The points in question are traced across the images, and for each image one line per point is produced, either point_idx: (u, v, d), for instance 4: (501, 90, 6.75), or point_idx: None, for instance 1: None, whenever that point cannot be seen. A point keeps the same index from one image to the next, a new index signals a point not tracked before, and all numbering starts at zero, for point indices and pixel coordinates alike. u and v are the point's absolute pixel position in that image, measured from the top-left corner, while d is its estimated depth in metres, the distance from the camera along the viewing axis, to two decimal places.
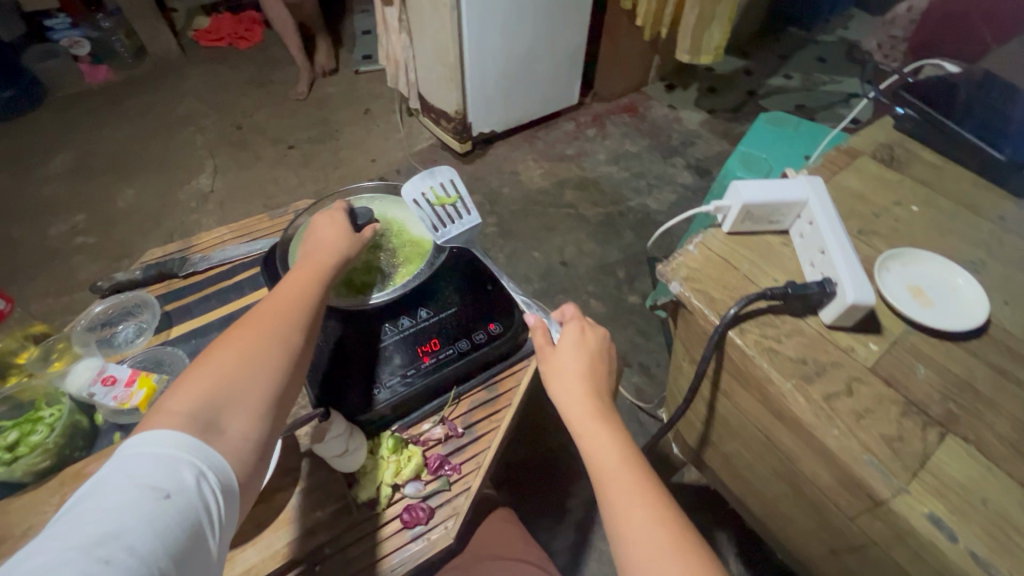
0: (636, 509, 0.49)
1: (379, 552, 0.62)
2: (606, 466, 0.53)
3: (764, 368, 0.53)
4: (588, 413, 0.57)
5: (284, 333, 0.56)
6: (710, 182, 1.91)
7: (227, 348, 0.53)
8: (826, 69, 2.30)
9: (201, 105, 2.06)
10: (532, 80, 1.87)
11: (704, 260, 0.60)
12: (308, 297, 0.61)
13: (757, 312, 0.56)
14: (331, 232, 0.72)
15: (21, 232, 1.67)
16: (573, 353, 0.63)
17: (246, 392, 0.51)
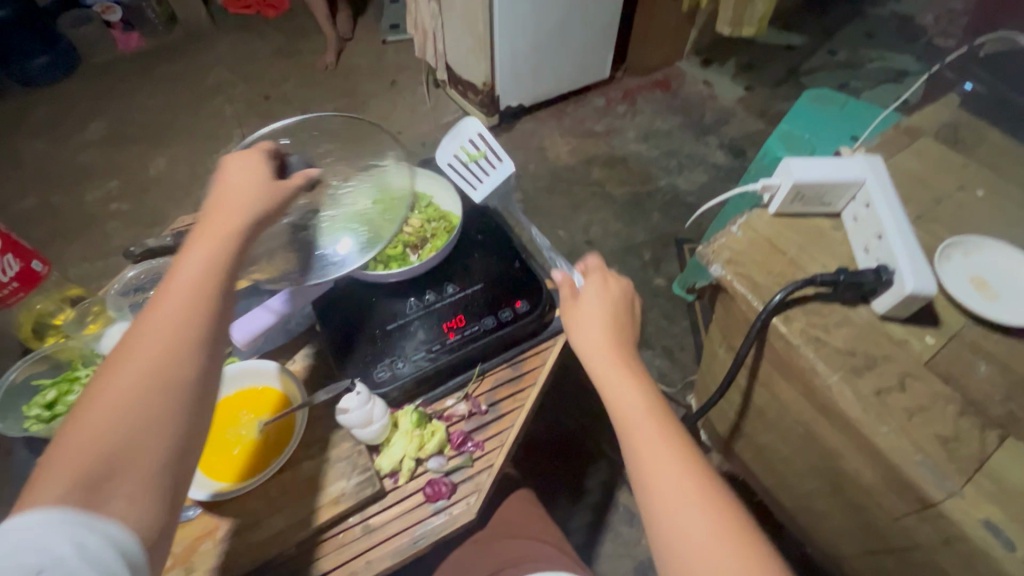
0: (661, 458, 0.49)
1: (402, 523, 0.62)
2: (630, 415, 0.53)
3: (809, 359, 0.50)
4: (611, 365, 0.57)
5: (180, 348, 0.46)
6: (744, 163, 1.84)
7: (109, 390, 0.43)
8: (875, 44, 2.17)
9: (229, 74, 2.06)
10: (563, 53, 1.80)
11: (748, 243, 0.57)
12: (208, 288, 0.49)
13: (802, 298, 0.53)
14: (241, 185, 0.57)
15: (58, 196, 1.71)
16: (595, 307, 0.62)
17: (130, 433, 0.42)
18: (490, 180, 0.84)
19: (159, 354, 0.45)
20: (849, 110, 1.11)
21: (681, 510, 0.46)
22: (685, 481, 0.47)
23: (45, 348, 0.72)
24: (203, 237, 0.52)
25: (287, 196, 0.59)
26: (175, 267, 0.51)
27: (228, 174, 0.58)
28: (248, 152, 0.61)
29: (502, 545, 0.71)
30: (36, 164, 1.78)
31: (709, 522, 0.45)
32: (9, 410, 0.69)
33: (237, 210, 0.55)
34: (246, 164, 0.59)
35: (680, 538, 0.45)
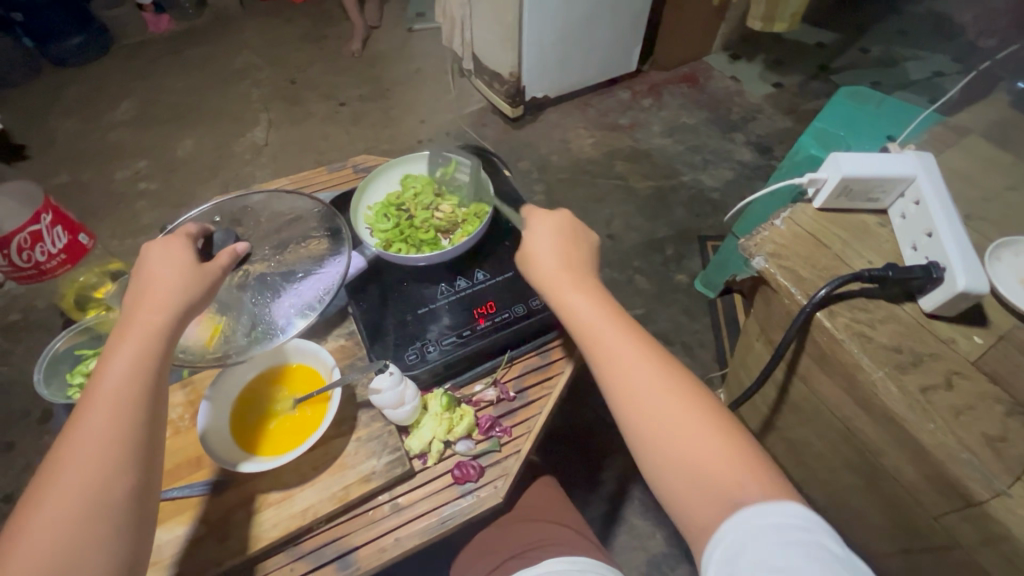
0: (628, 364, 0.50)
1: (431, 503, 0.63)
2: (589, 326, 0.54)
3: (854, 354, 0.50)
4: (566, 282, 0.57)
5: (110, 472, 0.46)
6: (770, 160, 1.81)
7: (40, 527, 0.43)
8: (909, 43, 2.12)
9: (257, 58, 2.08)
10: (591, 44, 1.79)
11: (792, 236, 0.57)
12: (135, 400, 0.49)
13: (848, 294, 0.53)
14: (163, 283, 0.55)
15: (89, 174, 1.74)
16: (541, 230, 0.62)
17: (88, 522, 0.44)
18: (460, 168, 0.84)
19: (87, 481, 0.45)
20: (885, 108, 1.09)
21: (655, 408, 0.47)
22: (657, 385, 0.48)
23: (89, 320, 0.74)
24: (131, 327, 0.52)
25: (212, 286, 0.58)
26: (102, 363, 0.51)
27: (149, 268, 0.56)
28: (169, 239, 0.59)
29: (527, 528, 0.71)
30: (67, 142, 1.82)
31: (685, 416, 0.46)
32: (52, 377, 0.71)
33: (159, 307, 0.53)
34: (171, 243, 0.58)
35: (660, 436, 0.46)
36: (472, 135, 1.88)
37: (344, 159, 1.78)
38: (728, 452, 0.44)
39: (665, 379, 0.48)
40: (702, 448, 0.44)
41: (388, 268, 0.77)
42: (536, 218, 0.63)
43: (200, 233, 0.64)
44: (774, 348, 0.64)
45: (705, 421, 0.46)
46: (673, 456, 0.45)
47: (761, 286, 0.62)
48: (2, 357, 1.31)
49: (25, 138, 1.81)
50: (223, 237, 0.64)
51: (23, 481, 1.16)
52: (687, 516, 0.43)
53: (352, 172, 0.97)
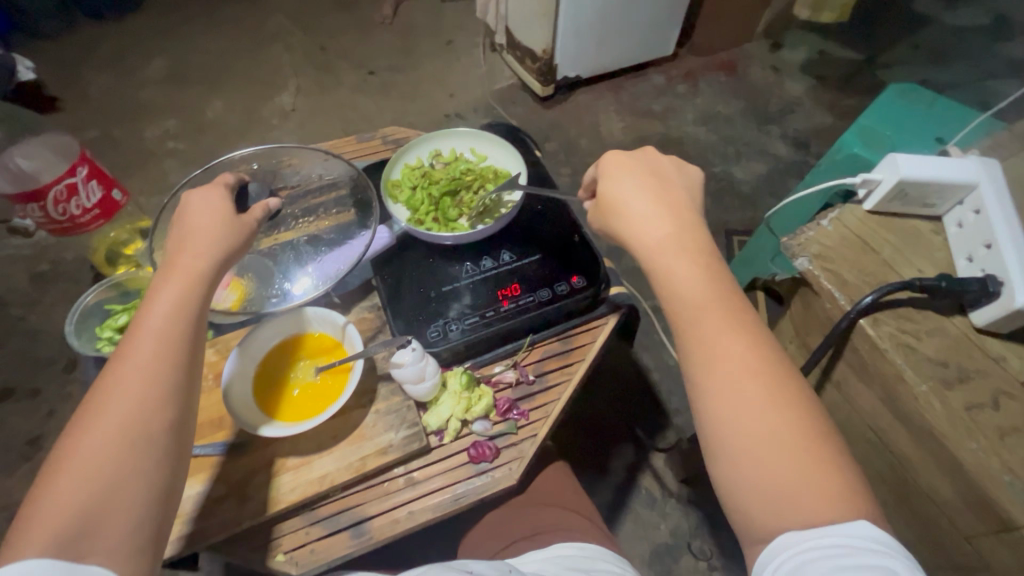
0: (721, 350, 0.44)
1: (446, 480, 0.63)
2: (685, 300, 0.47)
3: (897, 364, 0.48)
4: (659, 245, 0.50)
5: (153, 408, 0.46)
6: (805, 157, 1.76)
7: (84, 452, 0.43)
8: (963, 42, 2.02)
9: (288, 22, 2.05)
10: (629, 25, 1.73)
11: (839, 239, 0.55)
12: (184, 335, 0.49)
13: (895, 302, 0.51)
14: (204, 224, 0.55)
15: (119, 130, 1.75)
16: (639, 183, 0.54)
17: (135, 451, 0.44)
18: (495, 152, 0.85)
19: (133, 412, 0.45)
20: (936, 110, 1.04)
21: (731, 402, 0.43)
22: (745, 381, 0.43)
23: (117, 276, 0.75)
24: (173, 273, 0.52)
25: (250, 235, 0.58)
26: (146, 304, 0.50)
27: (192, 209, 0.56)
28: (212, 186, 0.59)
29: (541, 512, 0.71)
30: (99, 96, 1.83)
31: (777, 424, 0.41)
32: (83, 329, 0.72)
33: (209, 248, 0.54)
34: (216, 192, 0.58)
35: (731, 434, 0.42)
36: (501, 112, 1.85)
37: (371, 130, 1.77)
38: (815, 472, 0.39)
39: (758, 375, 0.43)
40: (785, 463, 0.40)
41: (415, 244, 0.76)
42: (644, 169, 0.56)
43: (237, 182, 0.63)
44: (809, 352, 0.62)
45: (794, 432, 0.41)
46: (742, 458, 0.41)
47: (801, 287, 0.60)
48: (31, 306, 1.35)
49: (57, 91, 1.82)
50: (258, 190, 0.64)
51: (48, 426, 1.20)
52: (743, 518, 0.41)
53: (380, 143, 0.96)
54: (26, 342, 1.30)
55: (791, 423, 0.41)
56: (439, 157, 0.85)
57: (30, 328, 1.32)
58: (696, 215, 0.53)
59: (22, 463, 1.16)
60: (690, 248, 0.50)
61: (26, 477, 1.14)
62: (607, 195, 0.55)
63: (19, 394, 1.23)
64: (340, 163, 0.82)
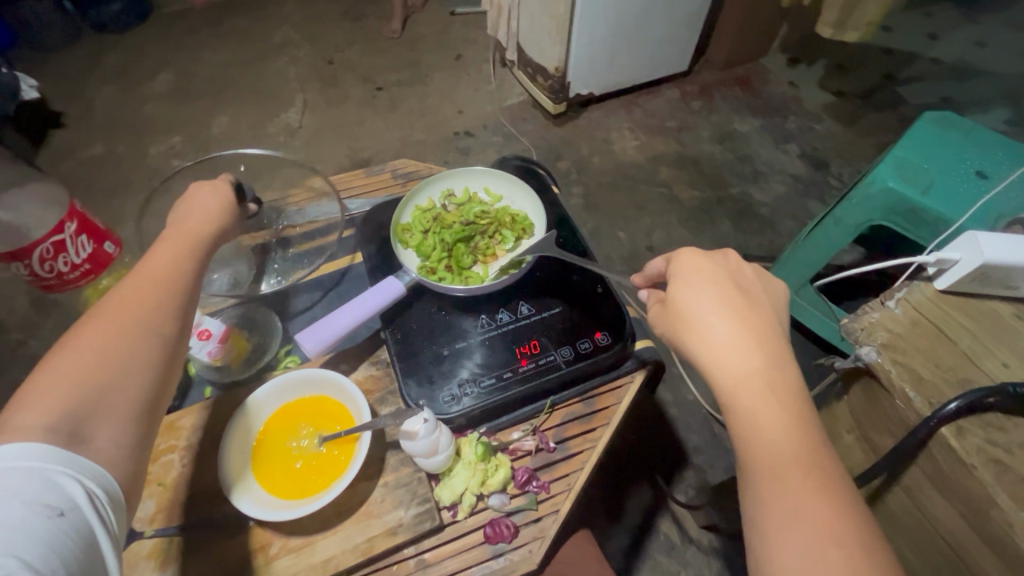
0: (803, 509, 0.40)
1: (460, 563, 0.58)
2: (766, 444, 0.43)
3: (988, 484, 0.42)
4: (739, 375, 0.46)
5: (149, 318, 0.50)
6: (825, 177, 1.70)
7: (85, 341, 0.47)
8: (986, 56, 1.96)
9: (295, 35, 2.02)
10: (643, 41, 1.68)
11: (910, 325, 0.50)
12: (186, 272, 0.55)
13: (981, 408, 0.45)
14: (206, 211, 0.60)
15: (123, 147, 1.72)
16: (720, 296, 0.49)
17: (137, 350, 0.48)
18: (512, 193, 0.80)
19: (131, 319, 0.49)
20: (974, 140, 0.98)
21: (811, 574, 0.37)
22: (831, 552, 0.38)
23: None
24: (169, 235, 0.57)
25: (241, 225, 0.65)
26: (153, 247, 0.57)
27: (194, 197, 0.61)
28: (214, 181, 0.64)
29: None
30: (103, 112, 1.80)
31: None
32: None
33: (207, 217, 0.60)
34: (225, 183, 0.64)
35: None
36: (511, 129, 1.80)
37: (378, 148, 1.73)
38: None
39: (846, 547, 0.38)
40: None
41: (426, 294, 0.71)
42: (725, 278, 0.51)
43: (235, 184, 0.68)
44: (872, 449, 0.57)
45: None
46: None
47: (861, 377, 0.56)
48: (30, 331, 1.31)
49: (62, 106, 1.80)
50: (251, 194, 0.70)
51: None
52: None
53: (390, 177, 0.91)
54: (24, 371, 1.26)
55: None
56: (452, 197, 0.80)
57: (28, 355, 1.28)
58: (784, 343, 0.49)
59: None
60: (775, 383, 0.45)
61: None
62: (679, 304, 0.50)
63: None
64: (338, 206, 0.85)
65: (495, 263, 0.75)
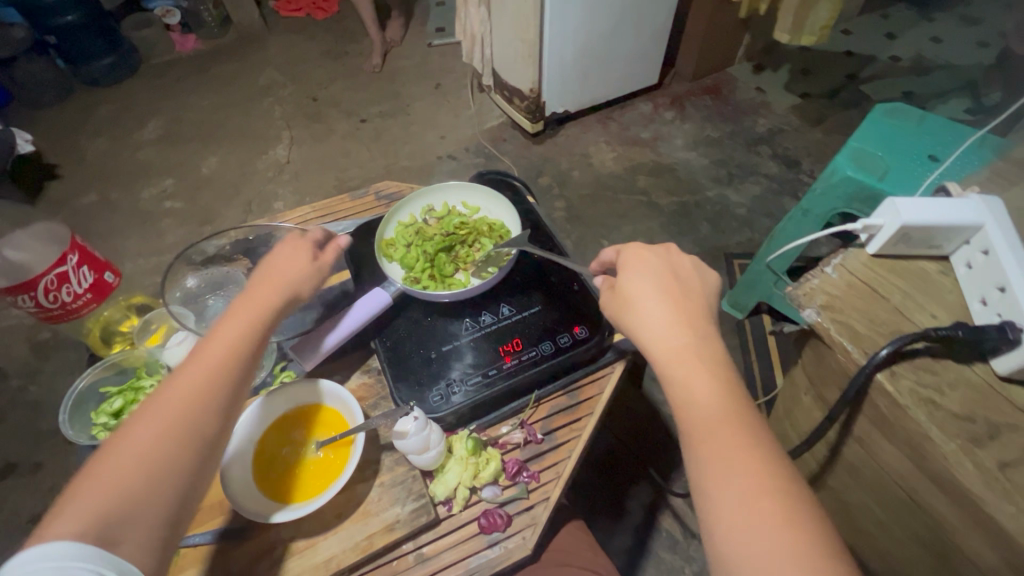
0: (735, 466, 0.43)
1: (457, 554, 0.61)
2: (701, 413, 0.47)
3: (922, 422, 0.46)
4: (672, 351, 0.51)
5: (197, 418, 0.51)
6: (797, 174, 1.76)
7: (133, 439, 0.48)
8: (941, 51, 2.05)
9: (280, 76, 2.10)
10: (612, 59, 1.76)
11: (846, 286, 0.54)
12: (236, 363, 0.54)
13: (910, 353, 0.49)
14: (266, 286, 0.60)
15: (116, 193, 1.77)
16: (659, 283, 0.55)
17: (174, 454, 0.48)
18: (489, 203, 0.85)
19: (178, 418, 0.50)
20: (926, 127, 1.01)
21: (745, 524, 0.40)
22: (763, 503, 0.41)
23: (113, 355, 0.73)
24: (237, 313, 0.57)
25: (314, 281, 0.64)
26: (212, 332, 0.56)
27: (275, 260, 0.63)
28: (294, 243, 0.65)
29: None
30: (97, 160, 1.86)
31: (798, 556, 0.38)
32: (77, 417, 0.70)
33: (275, 292, 0.60)
34: (302, 243, 0.65)
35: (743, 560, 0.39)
36: (491, 150, 1.86)
37: (366, 176, 1.79)
38: None
39: (774, 497, 0.41)
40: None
41: (412, 303, 0.75)
42: (665, 269, 0.56)
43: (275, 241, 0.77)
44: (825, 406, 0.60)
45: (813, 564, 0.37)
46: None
47: (811, 339, 0.60)
48: (31, 376, 1.33)
49: (57, 158, 1.86)
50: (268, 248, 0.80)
51: (49, 503, 1.17)
52: None
53: (374, 199, 0.96)
54: (27, 415, 1.28)
55: (809, 556, 0.38)
56: (432, 212, 0.85)
57: (30, 399, 1.30)
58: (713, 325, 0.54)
59: (24, 543, 1.12)
60: (708, 359, 0.50)
61: None
62: (623, 290, 0.56)
63: (19, 470, 1.20)
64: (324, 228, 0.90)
65: (475, 267, 0.79)
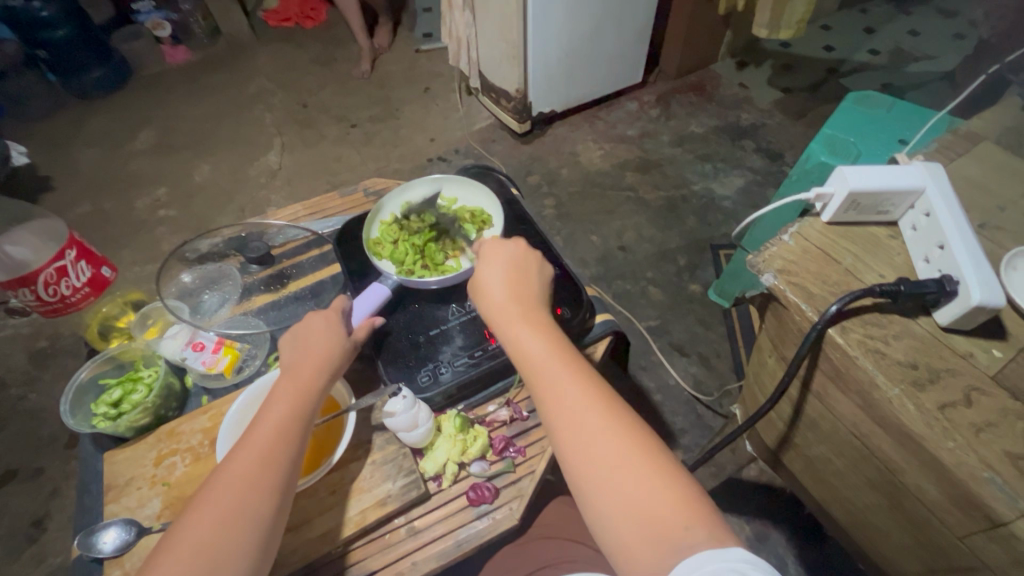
0: (569, 397, 0.51)
1: (446, 526, 0.63)
2: (536, 360, 0.54)
3: (869, 371, 0.49)
4: (508, 319, 0.58)
5: (265, 479, 0.53)
6: (781, 166, 1.80)
7: (207, 509, 0.50)
8: (919, 44, 2.09)
9: (270, 84, 2.13)
10: (596, 58, 1.80)
11: (802, 251, 0.57)
12: (288, 446, 0.55)
13: (859, 310, 0.52)
14: (306, 361, 0.62)
15: (111, 203, 1.80)
16: (502, 268, 0.63)
17: (234, 540, 0.49)
18: (467, 193, 0.88)
19: (231, 512, 0.50)
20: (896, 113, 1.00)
21: (589, 442, 0.48)
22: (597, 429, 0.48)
23: (110, 349, 0.75)
24: (287, 393, 0.59)
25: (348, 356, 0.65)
26: (259, 416, 0.57)
27: (310, 332, 0.65)
28: (326, 312, 0.67)
29: (548, 546, 0.71)
30: (91, 172, 1.88)
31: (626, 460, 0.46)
32: (78, 408, 0.72)
33: (317, 370, 0.61)
34: (333, 314, 0.67)
35: (593, 471, 0.47)
36: (481, 151, 1.90)
37: (357, 179, 1.82)
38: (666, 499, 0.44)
39: (604, 414, 0.49)
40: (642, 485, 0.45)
41: (403, 292, 0.77)
42: (507, 258, 0.64)
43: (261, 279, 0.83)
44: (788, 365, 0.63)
45: (638, 454, 0.46)
46: (604, 489, 0.46)
47: (772, 303, 0.63)
48: (30, 384, 1.35)
49: (51, 170, 1.88)
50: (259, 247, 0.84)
51: (51, 506, 1.18)
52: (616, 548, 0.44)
53: (362, 195, 0.99)
54: (26, 421, 1.29)
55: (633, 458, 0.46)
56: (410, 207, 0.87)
57: (29, 406, 1.32)
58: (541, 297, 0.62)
59: (27, 547, 1.14)
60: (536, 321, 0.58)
61: (29, 561, 1.12)
62: (478, 278, 0.63)
63: (20, 475, 1.22)
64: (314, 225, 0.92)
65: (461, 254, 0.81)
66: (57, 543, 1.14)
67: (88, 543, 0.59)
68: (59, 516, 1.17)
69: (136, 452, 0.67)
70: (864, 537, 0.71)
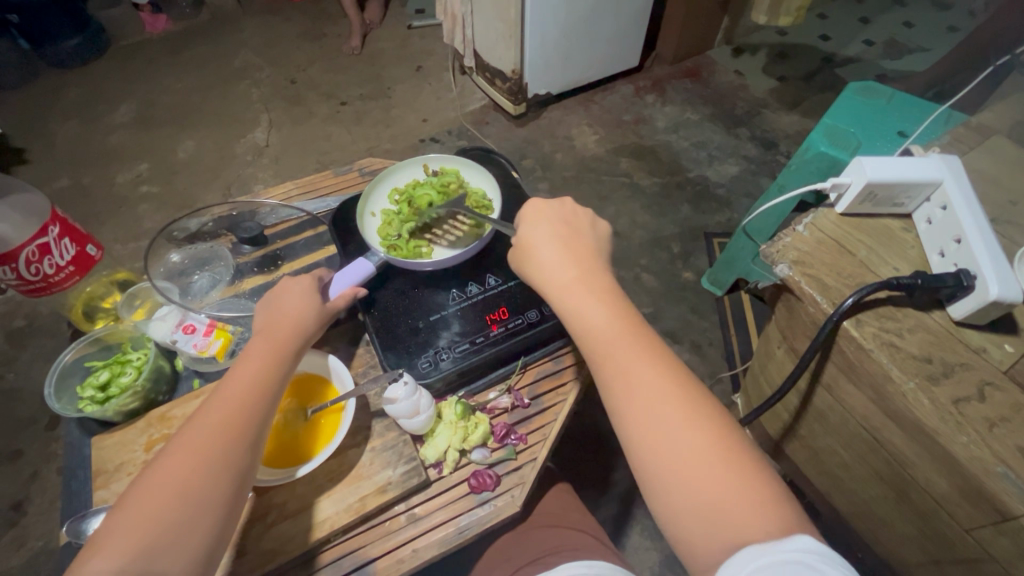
0: (640, 381, 0.46)
1: (447, 513, 0.63)
2: (600, 339, 0.50)
3: (883, 364, 0.49)
4: (568, 284, 0.53)
5: (223, 457, 0.49)
6: (776, 156, 1.79)
7: (157, 487, 0.47)
8: (914, 35, 2.09)
9: (256, 58, 2.06)
10: (594, 40, 1.77)
11: (816, 243, 0.57)
12: (261, 401, 0.54)
13: (875, 303, 0.52)
14: (283, 319, 0.60)
15: (88, 178, 1.73)
16: (550, 232, 0.57)
17: (206, 484, 0.48)
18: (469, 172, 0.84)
19: (203, 458, 0.49)
20: (897, 104, 0.99)
21: (667, 442, 0.43)
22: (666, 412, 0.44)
23: (96, 331, 0.72)
24: (264, 350, 0.57)
25: (325, 320, 0.64)
26: (233, 369, 0.56)
27: (286, 296, 0.63)
28: (305, 280, 0.65)
29: (548, 535, 0.71)
30: (67, 144, 1.80)
31: (698, 449, 0.42)
32: (63, 390, 0.70)
33: (292, 329, 0.60)
34: (313, 281, 0.65)
35: (673, 473, 0.42)
36: (474, 133, 1.86)
37: (347, 159, 1.77)
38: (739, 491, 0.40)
39: (673, 396, 0.45)
40: (719, 487, 0.40)
41: (400, 276, 0.76)
42: (555, 216, 0.59)
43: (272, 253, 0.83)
44: (797, 358, 0.64)
45: (721, 459, 0.41)
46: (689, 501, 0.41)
47: (783, 294, 0.63)
48: (7, 364, 1.31)
49: (24, 142, 1.80)
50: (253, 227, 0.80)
51: (31, 489, 1.15)
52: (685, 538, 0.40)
53: (358, 175, 0.96)
54: (3, 403, 1.25)
55: (711, 447, 0.42)
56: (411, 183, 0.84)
57: (6, 388, 1.27)
58: (599, 260, 0.56)
59: (8, 530, 1.11)
60: (594, 285, 0.53)
61: (9, 544, 1.09)
62: (521, 236, 0.59)
63: None
64: (309, 205, 0.89)
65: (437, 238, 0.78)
66: (39, 526, 1.11)
67: (78, 530, 0.57)
68: (40, 499, 1.15)
69: (126, 436, 0.65)
70: (859, 523, 0.73)
